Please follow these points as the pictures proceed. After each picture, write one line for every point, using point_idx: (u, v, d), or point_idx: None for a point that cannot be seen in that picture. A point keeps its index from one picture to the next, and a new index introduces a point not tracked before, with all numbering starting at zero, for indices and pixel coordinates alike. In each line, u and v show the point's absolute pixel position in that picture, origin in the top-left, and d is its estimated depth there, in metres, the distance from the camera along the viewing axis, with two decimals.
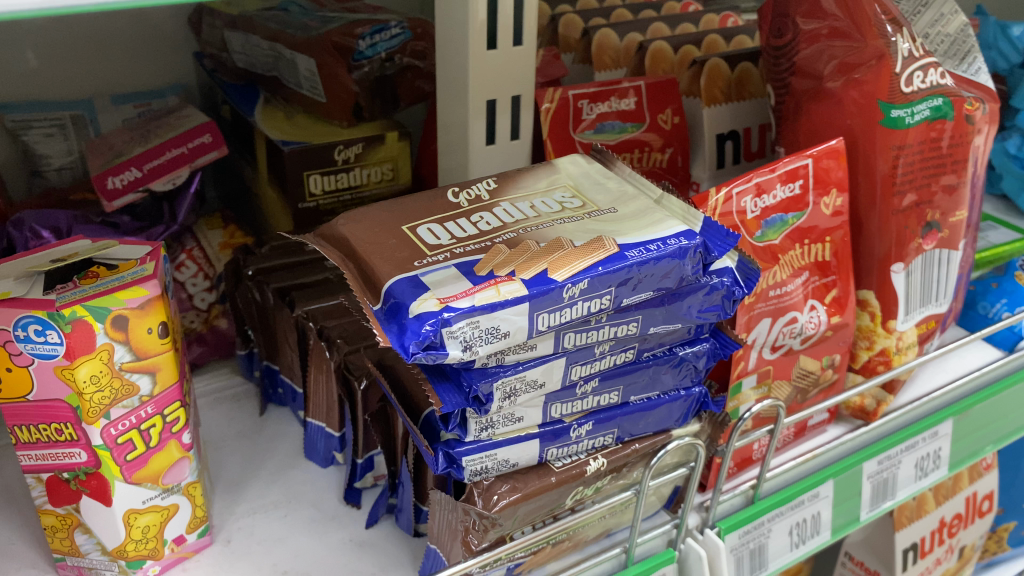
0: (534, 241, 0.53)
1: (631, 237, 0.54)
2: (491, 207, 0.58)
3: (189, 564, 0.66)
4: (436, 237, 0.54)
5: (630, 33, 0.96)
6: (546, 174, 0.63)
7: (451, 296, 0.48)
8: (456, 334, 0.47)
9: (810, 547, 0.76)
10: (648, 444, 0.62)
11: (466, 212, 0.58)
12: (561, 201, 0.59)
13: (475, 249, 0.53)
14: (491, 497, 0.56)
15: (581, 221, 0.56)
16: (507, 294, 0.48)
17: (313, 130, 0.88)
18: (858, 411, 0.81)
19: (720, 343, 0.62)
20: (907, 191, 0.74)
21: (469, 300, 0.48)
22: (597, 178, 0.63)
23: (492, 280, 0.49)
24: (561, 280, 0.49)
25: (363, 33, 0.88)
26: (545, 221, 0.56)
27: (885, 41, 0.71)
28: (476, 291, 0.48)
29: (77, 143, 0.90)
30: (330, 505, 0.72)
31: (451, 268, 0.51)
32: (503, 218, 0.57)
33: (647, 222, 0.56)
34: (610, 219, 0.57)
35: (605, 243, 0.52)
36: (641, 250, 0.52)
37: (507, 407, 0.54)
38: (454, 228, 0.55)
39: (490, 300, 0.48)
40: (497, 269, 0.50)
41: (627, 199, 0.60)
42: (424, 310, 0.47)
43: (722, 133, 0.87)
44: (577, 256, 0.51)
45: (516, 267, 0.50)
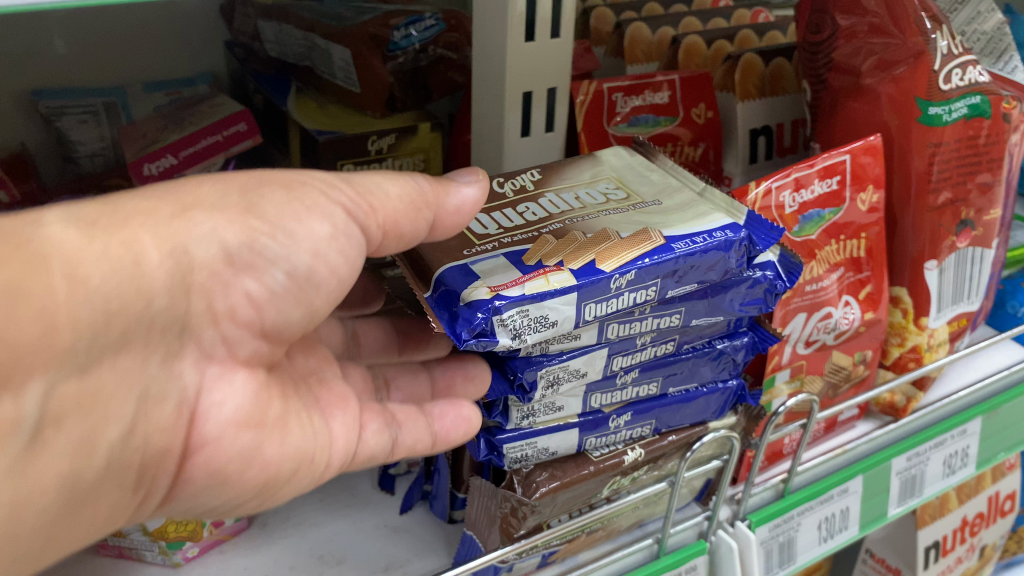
0: (581, 232, 0.53)
1: (677, 229, 0.54)
2: (536, 198, 0.59)
3: (226, 547, 0.66)
4: (484, 227, 0.55)
5: (663, 26, 0.96)
6: (589, 166, 0.63)
7: (502, 285, 0.48)
8: (506, 321, 0.48)
9: (838, 541, 0.77)
10: (684, 435, 0.63)
11: (512, 202, 0.58)
12: (605, 192, 0.60)
13: (522, 239, 0.54)
14: (532, 484, 0.57)
15: (628, 212, 0.57)
16: (556, 283, 0.49)
17: (345, 120, 0.88)
18: (889, 408, 0.81)
19: (759, 337, 0.63)
20: (943, 189, 0.74)
21: (519, 289, 0.48)
22: (640, 170, 0.64)
23: (541, 269, 0.50)
24: (609, 270, 0.50)
25: (398, 24, 0.90)
26: (591, 212, 0.57)
27: (925, 38, 0.70)
28: (526, 279, 0.49)
29: (110, 130, 0.87)
30: (365, 491, 0.73)
31: (500, 258, 0.51)
32: (549, 209, 0.57)
33: (693, 215, 0.56)
34: (655, 211, 0.57)
35: (653, 233, 0.52)
36: (687, 242, 0.52)
37: (550, 395, 0.54)
38: (501, 218, 0.56)
39: (542, 289, 0.48)
40: (546, 259, 0.51)
41: (670, 191, 0.60)
42: (476, 297, 0.48)
43: (755, 128, 0.87)
44: (625, 246, 0.51)
45: (564, 257, 0.51)
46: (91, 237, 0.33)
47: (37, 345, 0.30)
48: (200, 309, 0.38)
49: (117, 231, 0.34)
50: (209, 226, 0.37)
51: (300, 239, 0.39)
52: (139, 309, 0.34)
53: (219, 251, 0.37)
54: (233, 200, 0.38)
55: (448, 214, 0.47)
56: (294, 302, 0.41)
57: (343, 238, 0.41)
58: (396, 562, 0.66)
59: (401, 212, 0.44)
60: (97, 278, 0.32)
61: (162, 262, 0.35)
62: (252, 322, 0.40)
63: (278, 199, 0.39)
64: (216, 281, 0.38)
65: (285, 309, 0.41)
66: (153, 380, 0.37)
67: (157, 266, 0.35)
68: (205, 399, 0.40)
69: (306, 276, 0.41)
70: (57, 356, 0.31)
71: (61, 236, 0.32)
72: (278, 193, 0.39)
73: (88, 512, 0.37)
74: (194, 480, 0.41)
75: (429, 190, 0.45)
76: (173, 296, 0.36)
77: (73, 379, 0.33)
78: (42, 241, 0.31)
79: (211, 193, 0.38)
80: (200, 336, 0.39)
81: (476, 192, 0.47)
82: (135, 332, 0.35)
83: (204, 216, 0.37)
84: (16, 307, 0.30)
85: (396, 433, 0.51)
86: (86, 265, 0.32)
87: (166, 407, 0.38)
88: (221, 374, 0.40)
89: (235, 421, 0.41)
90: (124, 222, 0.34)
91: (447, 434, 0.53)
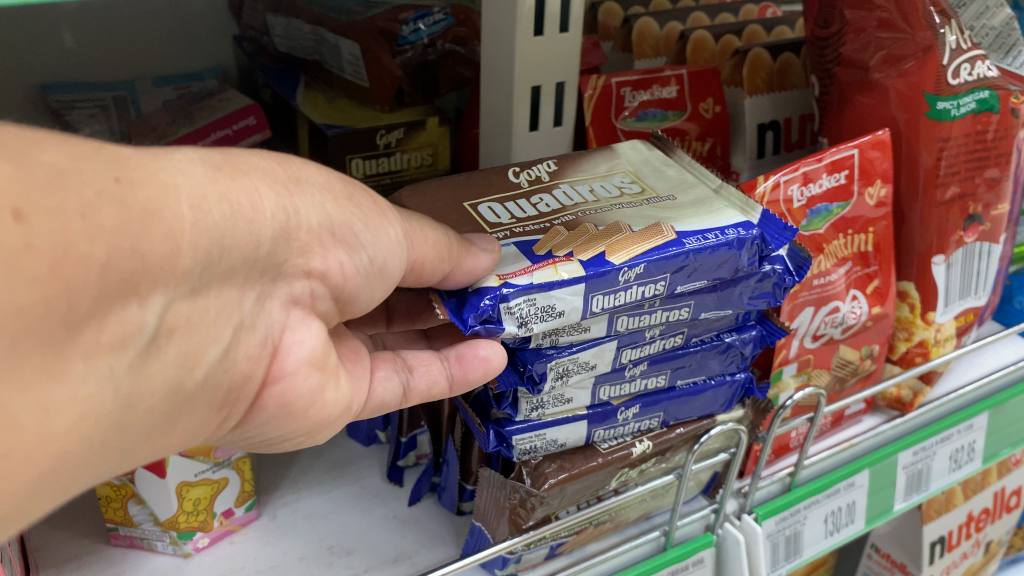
0: (592, 224, 0.54)
1: (689, 224, 0.54)
2: (551, 189, 0.59)
3: (237, 537, 0.67)
4: (496, 215, 0.56)
5: (670, 21, 0.96)
6: (606, 159, 0.63)
7: (511, 273, 0.49)
8: (512, 310, 0.48)
9: (844, 535, 0.77)
10: (691, 428, 0.63)
11: (526, 192, 0.58)
12: (620, 186, 0.60)
13: (534, 229, 0.54)
14: (541, 475, 0.57)
15: (641, 207, 0.57)
16: (565, 273, 0.49)
17: (355, 114, 0.88)
18: (896, 403, 0.82)
19: (767, 330, 0.63)
20: (950, 183, 0.74)
21: (528, 278, 0.49)
22: (657, 165, 0.64)
23: (551, 259, 0.50)
24: (619, 263, 0.50)
25: (407, 18, 0.89)
26: (604, 205, 0.57)
27: (932, 33, 0.70)
28: (535, 269, 0.49)
29: (118, 123, 0.88)
30: (373, 483, 0.74)
31: (511, 246, 0.52)
32: (562, 201, 0.58)
33: (706, 212, 0.56)
34: (669, 206, 0.57)
35: (664, 229, 0.53)
36: (698, 238, 0.53)
37: (559, 387, 0.55)
38: (515, 208, 0.57)
39: (550, 279, 0.49)
40: (556, 249, 0.51)
41: (686, 186, 0.60)
42: (484, 285, 0.48)
43: (763, 122, 0.87)
44: (634, 240, 0.52)
45: (575, 248, 0.51)
46: (215, 177, 0.34)
47: (161, 261, 0.31)
48: (297, 266, 0.38)
49: (237, 179, 0.35)
50: (317, 198, 0.38)
51: (381, 236, 0.42)
52: (248, 248, 0.34)
53: (323, 221, 0.38)
54: (336, 186, 0.40)
55: (459, 275, 0.48)
56: (365, 284, 0.43)
57: (400, 249, 0.43)
58: (404, 552, 0.66)
59: (432, 253, 0.45)
60: (220, 212, 0.33)
61: (274, 214, 0.35)
62: (335, 288, 0.41)
63: (366, 203, 0.41)
64: (317, 241, 0.38)
65: (359, 289, 0.42)
66: (250, 312, 0.36)
67: (270, 215, 0.35)
68: (287, 337, 0.39)
69: (380, 267, 0.43)
70: (177, 276, 0.31)
71: (189, 170, 0.33)
72: (364, 194, 0.42)
73: (181, 424, 0.36)
74: (265, 411, 0.41)
75: (455, 245, 0.47)
76: (278, 243, 0.36)
77: (187, 299, 0.33)
78: (168, 171, 0.32)
79: (318, 176, 0.40)
80: (293, 283, 0.38)
81: (489, 259, 0.48)
82: (242, 268, 0.35)
83: (314, 189, 0.38)
84: (148, 223, 0.30)
85: (406, 379, 0.49)
86: (208, 198, 0.33)
87: (255, 339, 0.37)
88: (303, 317, 0.40)
89: (311, 361, 0.40)
90: (244, 173, 0.35)
91: (465, 375, 0.50)
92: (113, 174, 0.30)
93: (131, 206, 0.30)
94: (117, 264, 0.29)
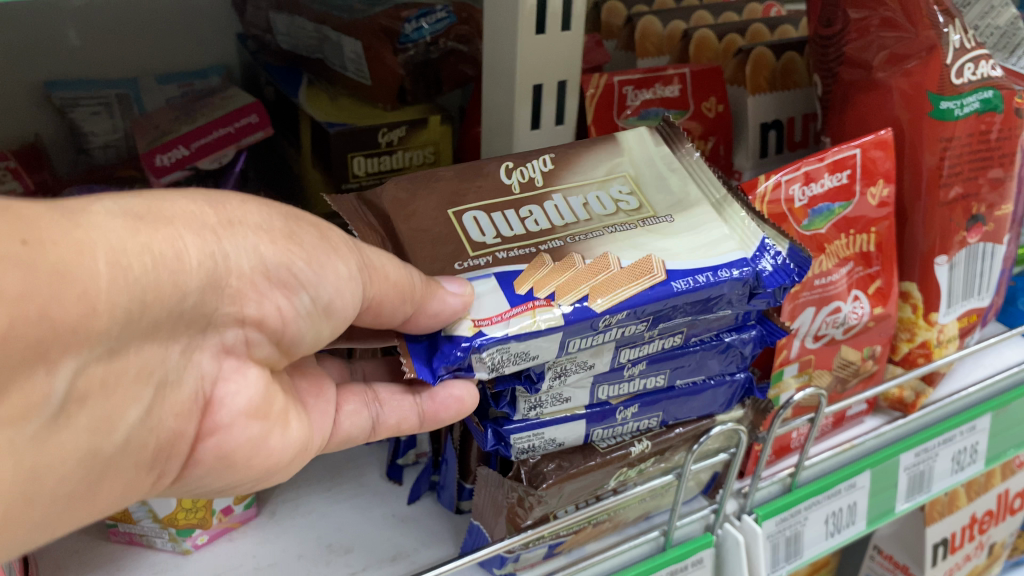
0: (580, 256, 0.55)
1: (683, 261, 0.55)
2: (544, 198, 0.59)
3: (236, 535, 0.67)
4: (481, 231, 0.56)
5: (673, 20, 0.96)
6: (608, 156, 0.63)
7: (486, 320, 0.51)
8: (481, 356, 0.50)
9: (845, 536, 0.77)
10: (691, 429, 0.63)
11: (517, 199, 0.58)
12: (617, 197, 0.60)
13: (518, 254, 0.55)
14: (539, 474, 0.57)
15: (637, 232, 0.58)
16: (542, 322, 0.51)
17: (357, 112, 0.88)
18: (898, 404, 0.81)
19: (767, 330, 0.63)
20: (954, 184, 0.74)
21: (503, 328, 0.50)
22: (661, 167, 0.63)
23: (530, 303, 0.51)
24: (598, 311, 0.51)
25: (409, 17, 0.88)
26: (597, 228, 0.58)
27: (937, 32, 0.69)
28: (512, 316, 0.51)
29: (122, 121, 0.89)
30: (373, 481, 0.74)
31: (491, 278, 0.53)
32: (553, 218, 0.58)
33: (705, 243, 0.57)
34: (663, 232, 0.58)
35: (654, 269, 0.54)
36: (687, 280, 0.53)
37: (557, 386, 0.55)
38: (501, 221, 0.57)
39: (524, 329, 0.50)
40: (539, 288, 0.53)
41: (687, 205, 0.60)
42: (459, 332, 0.50)
43: (766, 122, 0.87)
44: (620, 283, 0.53)
45: (556, 290, 0.52)
46: (136, 228, 0.34)
47: (76, 324, 0.31)
48: (229, 313, 0.39)
49: (161, 227, 0.35)
50: (250, 242, 0.39)
51: (327, 272, 0.43)
52: (170, 301, 0.35)
53: (256, 263, 0.39)
54: (275, 225, 0.41)
55: (425, 318, 0.49)
56: (310, 325, 0.44)
57: (346, 290, 0.44)
58: (403, 550, 0.66)
59: (392, 294, 0.47)
60: (138, 267, 0.33)
61: (200, 262, 0.36)
62: (274, 333, 0.42)
63: (310, 239, 0.42)
64: (251, 288, 0.39)
65: (301, 330, 0.44)
66: (174, 367, 0.37)
67: (197, 265, 0.36)
68: (220, 389, 0.41)
69: (325, 306, 0.44)
70: (93, 335, 0.32)
71: (106, 224, 0.33)
72: (310, 231, 0.43)
73: (104, 489, 0.38)
74: (202, 464, 0.42)
75: (420, 287, 0.48)
76: (207, 292, 0.37)
77: (102, 361, 0.33)
78: (88, 228, 0.32)
79: (255, 217, 0.40)
80: (224, 332, 0.40)
81: (458, 304, 0.50)
82: (166, 321, 0.35)
83: (247, 231, 0.39)
84: (58, 285, 0.30)
85: (377, 413, 0.54)
86: (128, 251, 0.33)
87: (183, 394, 0.39)
88: (237, 368, 0.41)
89: (246, 412, 0.42)
90: (167, 220, 0.36)
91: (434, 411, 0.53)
92: (20, 236, 0.30)
93: (40, 267, 0.30)
94: (21, 334, 0.29)
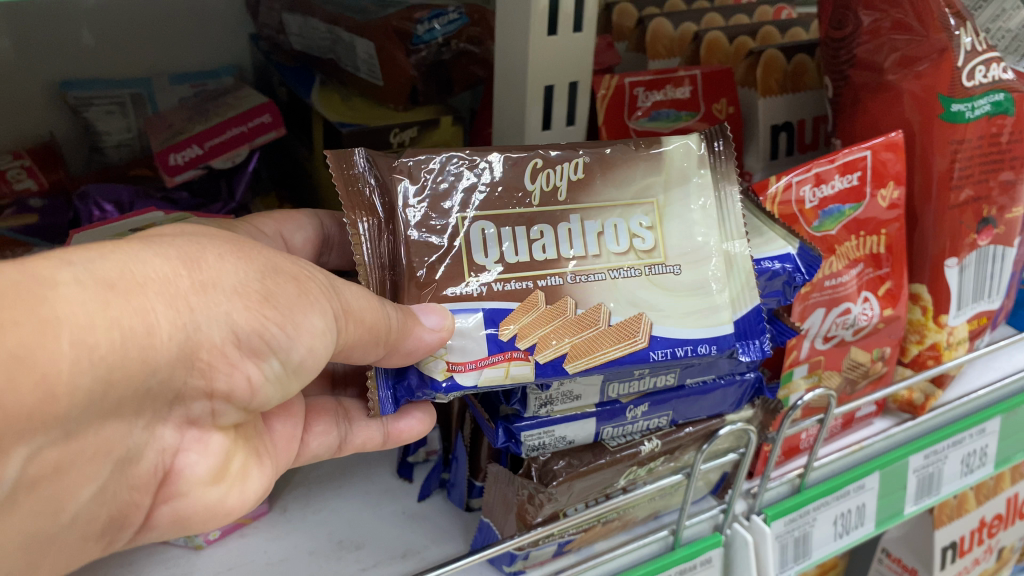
0: (573, 302, 0.54)
1: (672, 327, 0.56)
2: (560, 217, 0.55)
3: (247, 530, 0.67)
4: (486, 252, 0.54)
5: (685, 22, 0.96)
6: (643, 174, 0.58)
7: (459, 365, 0.52)
8: (447, 394, 0.53)
9: (853, 538, 0.77)
10: (701, 428, 0.64)
11: (532, 213, 0.55)
12: (636, 230, 0.57)
13: (512, 288, 0.53)
14: (550, 472, 0.59)
15: (639, 282, 0.56)
16: (512, 377, 0.52)
17: (370, 113, 0.89)
18: (907, 406, 0.81)
19: (777, 331, 0.64)
20: (964, 186, 0.74)
21: (474, 378, 0.52)
22: (693, 195, 0.59)
23: (508, 353, 0.52)
24: (572, 373, 0.54)
25: (422, 18, 0.88)
26: (602, 269, 0.56)
27: (948, 35, 0.69)
28: (486, 365, 0.52)
29: (136, 121, 0.90)
30: (384, 479, 0.74)
31: (478, 314, 0.52)
32: (562, 247, 0.55)
33: (702, 307, 0.57)
34: (668, 287, 0.57)
35: (640, 335, 0.55)
36: (667, 352, 0.55)
37: (567, 383, 0.56)
38: (507, 240, 0.54)
39: (496, 381, 0.52)
40: (521, 337, 0.53)
41: (701, 258, 0.58)
42: (429, 372, 0.52)
43: (776, 124, 0.87)
44: (603, 344, 0.54)
45: (537, 343, 0.53)
46: (106, 301, 0.34)
47: (31, 410, 0.32)
48: (197, 386, 0.39)
49: (132, 297, 0.35)
50: (222, 309, 0.38)
51: (302, 331, 0.42)
52: (137, 378, 0.36)
53: (227, 333, 0.38)
54: (251, 289, 0.40)
55: (397, 355, 0.49)
56: (278, 389, 0.44)
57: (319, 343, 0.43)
58: (412, 548, 0.66)
59: (364, 338, 0.46)
60: (104, 343, 0.33)
61: (171, 335, 0.36)
62: (243, 400, 0.42)
63: (289, 291, 0.41)
64: (221, 359, 0.39)
65: (269, 395, 0.43)
66: (135, 443, 0.39)
67: (167, 339, 0.36)
68: (181, 459, 0.43)
69: (297, 366, 0.43)
70: (52, 418, 0.33)
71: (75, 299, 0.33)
72: (289, 285, 0.42)
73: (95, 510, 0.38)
74: (158, 528, 0.45)
75: (395, 328, 0.47)
76: (175, 369, 0.37)
77: (57, 444, 0.34)
78: (55, 302, 0.32)
79: (231, 279, 0.39)
80: (190, 403, 0.40)
81: (434, 338, 0.50)
82: (143, 370, 0.36)
83: (221, 298, 0.38)
84: (16, 373, 0.31)
85: (346, 432, 0.61)
86: (95, 327, 0.33)
87: (143, 467, 0.41)
88: (199, 438, 0.43)
89: (204, 479, 0.44)
90: (139, 288, 0.35)
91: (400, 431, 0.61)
92: None
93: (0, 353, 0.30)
94: None
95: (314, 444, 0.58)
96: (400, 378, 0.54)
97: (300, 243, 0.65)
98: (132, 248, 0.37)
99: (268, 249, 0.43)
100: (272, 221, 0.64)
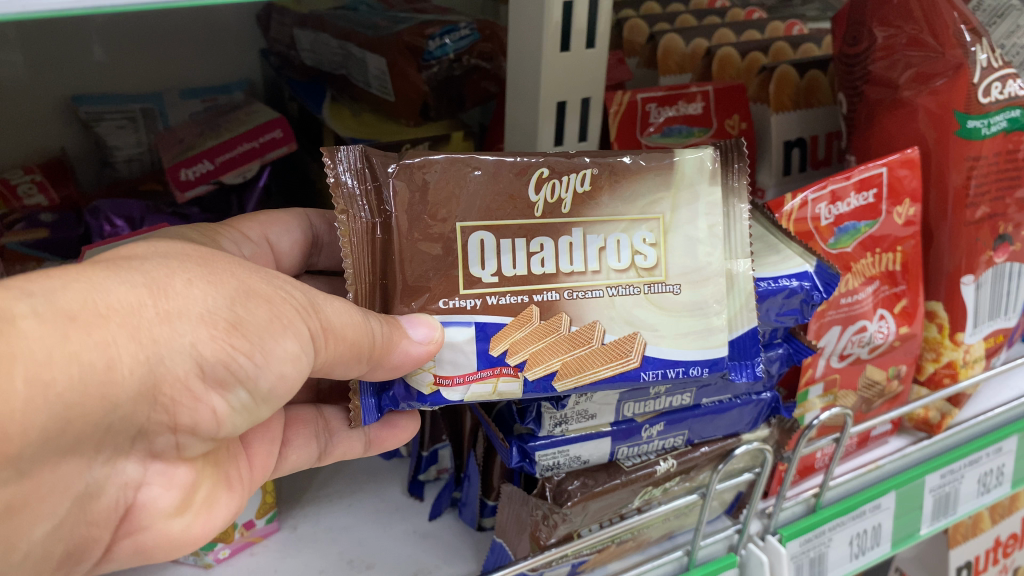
0: (568, 319, 0.54)
1: (665, 348, 0.56)
2: (562, 230, 0.54)
3: (258, 549, 0.67)
4: (482, 263, 0.52)
5: (696, 38, 0.96)
6: (652, 188, 0.56)
7: (447, 379, 0.52)
8: (434, 405, 0.54)
9: (869, 558, 0.76)
10: (717, 447, 0.64)
11: (536, 226, 0.53)
12: (638, 248, 0.55)
13: (509, 302, 0.53)
14: (564, 492, 0.58)
15: (638, 300, 0.55)
16: (500, 391, 0.53)
17: (380, 128, 0.90)
18: (923, 425, 0.80)
19: (794, 349, 0.65)
20: (981, 203, 0.73)
21: (459, 393, 0.53)
22: (698, 212, 0.57)
23: (497, 369, 0.53)
24: (560, 390, 0.54)
25: (433, 33, 0.88)
26: (600, 286, 0.55)
27: (963, 51, 0.69)
28: (474, 380, 0.53)
29: (146, 135, 0.90)
30: (395, 497, 0.74)
31: (471, 327, 0.52)
32: (561, 261, 0.54)
33: (697, 328, 0.56)
34: (666, 308, 0.56)
35: (632, 354, 0.54)
36: (659, 373, 0.55)
37: (582, 402, 0.57)
38: (507, 260, 0.53)
39: (483, 395, 0.53)
40: (512, 352, 0.53)
41: (699, 277, 0.57)
42: (415, 381, 0.52)
43: (790, 140, 0.86)
44: (593, 363, 0.54)
45: (528, 359, 0.53)
46: (66, 334, 0.34)
47: None
48: (161, 421, 0.39)
49: (93, 331, 0.34)
50: (186, 340, 0.37)
51: (273, 358, 0.41)
52: (95, 414, 0.35)
53: (192, 365, 0.38)
54: (219, 316, 0.39)
55: (386, 369, 0.49)
56: (246, 418, 0.43)
57: (291, 366, 0.42)
58: (425, 566, 0.66)
59: (344, 357, 0.46)
60: (61, 379, 0.33)
61: (132, 369, 0.36)
62: (210, 431, 0.41)
63: (260, 316, 0.40)
64: (184, 393, 0.39)
65: (237, 423, 0.43)
66: (94, 479, 0.39)
67: (128, 372, 0.36)
68: (144, 493, 0.42)
69: (265, 394, 0.43)
70: (4, 457, 0.33)
71: (35, 335, 0.33)
72: (261, 308, 0.41)
73: None
74: (118, 559, 0.45)
75: (380, 339, 0.47)
76: (137, 403, 0.37)
77: (10, 484, 0.34)
78: (12, 338, 0.32)
79: (197, 308, 0.38)
80: (155, 436, 0.40)
81: (422, 350, 0.49)
82: (101, 406, 0.35)
83: (186, 327, 0.37)
84: None
85: (326, 444, 0.61)
86: (52, 363, 0.33)
87: (103, 503, 0.41)
88: (164, 470, 0.43)
89: (168, 510, 0.44)
90: (99, 320, 0.35)
91: (382, 439, 0.62)
92: None
93: None
94: None
95: (292, 457, 0.59)
96: (384, 388, 0.54)
97: (286, 246, 0.65)
98: (97, 275, 0.36)
99: (240, 268, 0.42)
100: (258, 224, 0.63)
